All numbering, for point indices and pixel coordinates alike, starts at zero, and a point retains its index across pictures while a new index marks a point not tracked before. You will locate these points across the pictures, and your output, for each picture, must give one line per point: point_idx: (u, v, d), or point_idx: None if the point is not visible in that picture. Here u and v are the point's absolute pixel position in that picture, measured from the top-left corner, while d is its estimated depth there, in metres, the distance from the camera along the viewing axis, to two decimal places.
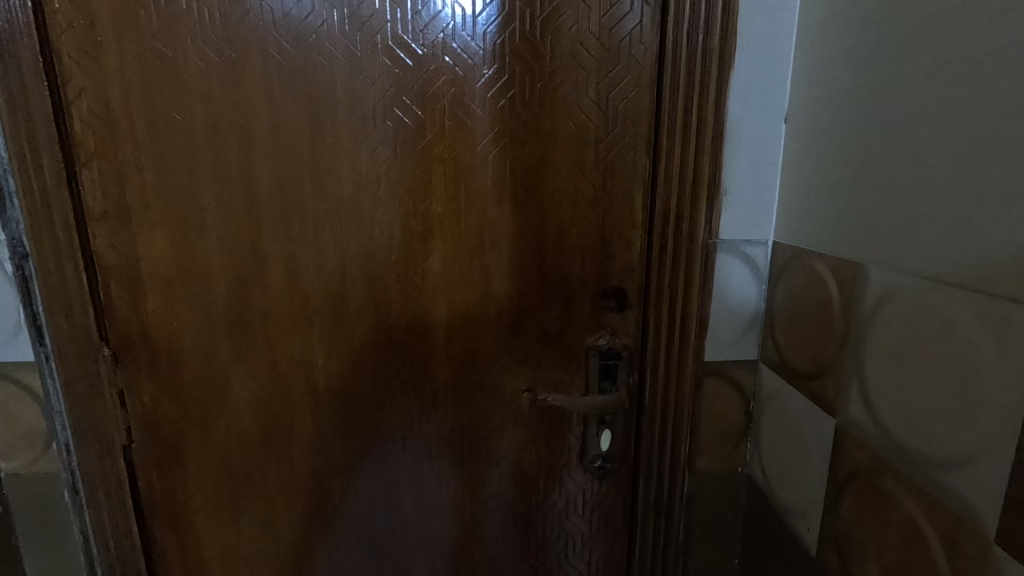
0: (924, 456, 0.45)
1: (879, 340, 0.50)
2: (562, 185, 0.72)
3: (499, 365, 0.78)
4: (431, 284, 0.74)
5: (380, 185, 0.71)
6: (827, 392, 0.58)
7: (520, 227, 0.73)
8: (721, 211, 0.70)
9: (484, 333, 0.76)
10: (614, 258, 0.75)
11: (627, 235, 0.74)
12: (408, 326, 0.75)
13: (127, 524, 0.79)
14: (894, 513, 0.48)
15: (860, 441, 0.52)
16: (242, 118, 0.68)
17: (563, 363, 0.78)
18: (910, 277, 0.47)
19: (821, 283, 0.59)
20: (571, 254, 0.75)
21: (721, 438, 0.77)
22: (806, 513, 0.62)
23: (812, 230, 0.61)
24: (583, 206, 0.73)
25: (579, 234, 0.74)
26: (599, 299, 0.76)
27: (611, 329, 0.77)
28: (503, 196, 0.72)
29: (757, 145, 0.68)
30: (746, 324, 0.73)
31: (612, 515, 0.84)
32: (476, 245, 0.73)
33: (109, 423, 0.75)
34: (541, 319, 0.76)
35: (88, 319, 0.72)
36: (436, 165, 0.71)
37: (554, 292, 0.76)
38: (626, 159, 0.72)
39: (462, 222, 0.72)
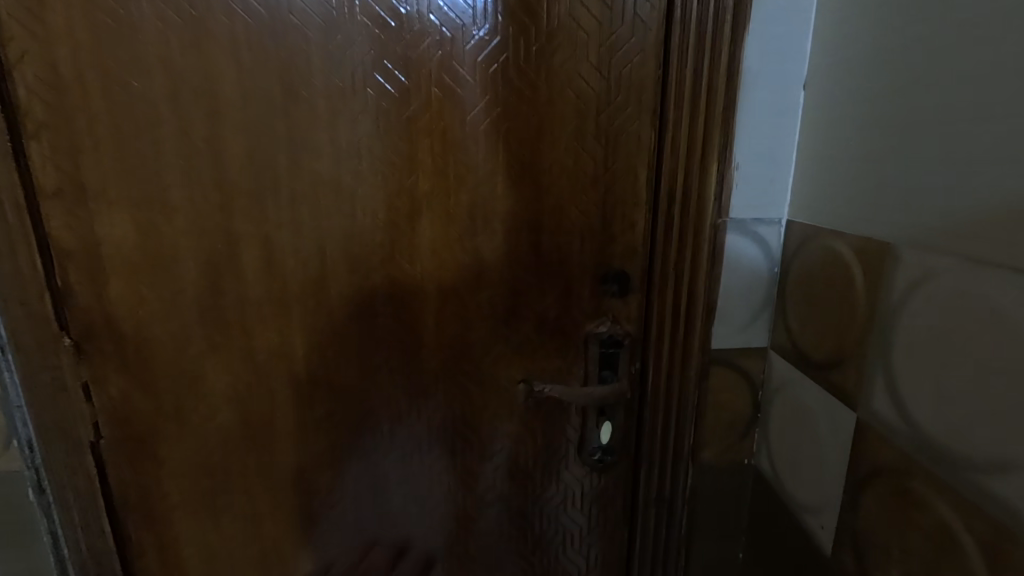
0: (961, 456, 0.41)
1: (910, 328, 0.46)
2: (560, 159, 0.66)
3: (493, 354, 0.73)
4: (419, 267, 0.69)
5: (361, 159, 0.65)
6: (847, 383, 0.54)
7: (514, 205, 0.68)
8: (732, 187, 0.64)
9: (476, 320, 0.71)
10: (617, 239, 0.70)
11: (630, 213, 0.69)
12: (395, 313, 0.70)
13: (99, 523, 0.74)
14: (923, 516, 0.44)
15: (885, 437, 0.48)
16: (207, 85, 0.61)
17: (561, 350, 0.74)
18: (950, 258, 0.42)
19: (841, 266, 0.54)
20: (570, 235, 0.69)
21: (727, 429, 0.73)
22: (821, 511, 0.59)
23: (834, 207, 0.56)
24: (583, 182, 0.67)
25: (578, 213, 0.68)
26: (599, 284, 0.71)
27: (612, 315, 0.72)
28: (496, 171, 0.66)
29: (773, 115, 0.63)
30: (756, 309, 0.68)
31: (612, 509, 0.80)
32: (467, 225, 0.68)
33: (75, 418, 0.70)
34: (537, 305, 0.71)
35: (45, 306, 0.66)
36: (423, 138, 0.65)
37: (551, 276, 0.70)
38: (629, 131, 0.66)
39: (452, 200, 0.67)
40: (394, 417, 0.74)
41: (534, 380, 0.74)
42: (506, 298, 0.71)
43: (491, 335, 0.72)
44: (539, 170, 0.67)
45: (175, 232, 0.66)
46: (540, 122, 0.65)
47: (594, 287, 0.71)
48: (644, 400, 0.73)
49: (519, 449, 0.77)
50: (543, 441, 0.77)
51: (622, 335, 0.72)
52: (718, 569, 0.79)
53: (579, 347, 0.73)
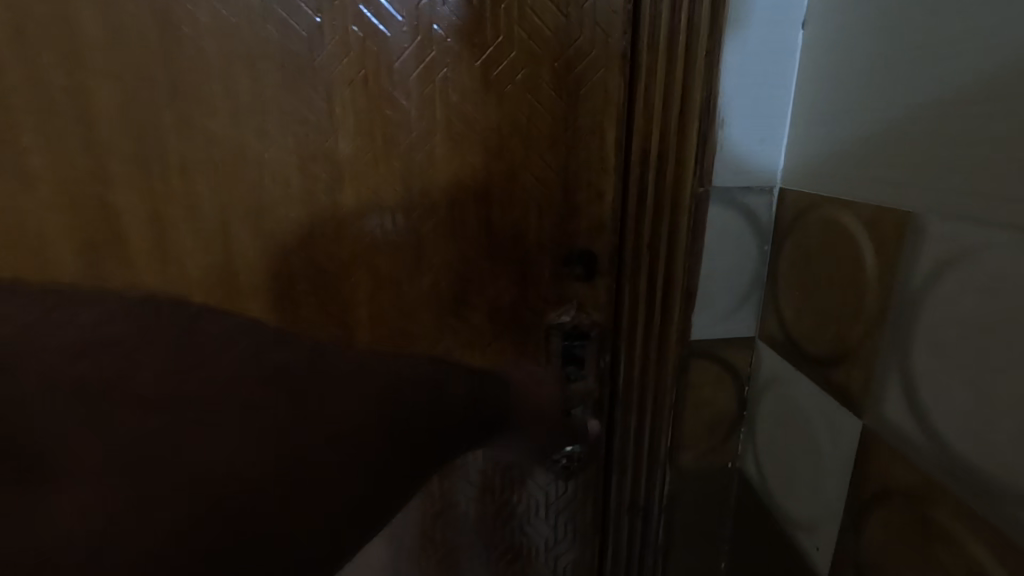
0: (1003, 485, 0.32)
1: (934, 319, 0.36)
2: (512, 116, 0.55)
3: (439, 350, 0.62)
4: (346, 248, 0.58)
5: (267, 117, 0.53)
6: (851, 385, 0.44)
7: (459, 173, 0.56)
8: (717, 149, 0.54)
9: (417, 309, 0.61)
10: (581, 212, 0.59)
11: (596, 180, 0.58)
12: (320, 302, 0.59)
13: None
14: (947, 555, 0.36)
15: (899, 453, 0.39)
16: (62, 23, 0.49)
17: (520, 343, 0.63)
18: (996, 232, 0.32)
19: (846, 244, 0.45)
20: (526, 207, 0.58)
21: (708, 430, 0.64)
22: (816, 529, 0.50)
23: (838, 170, 0.46)
24: (540, 144, 0.56)
25: (535, 182, 0.58)
26: (561, 265, 0.61)
27: (578, 302, 0.62)
28: (435, 131, 0.55)
29: (766, 61, 0.52)
30: (743, 294, 0.59)
31: (582, 517, 0.71)
32: (403, 197, 0.57)
33: None
34: (490, 290, 0.61)
35: None
36: (344, 89, 0.53)
37: (505, 256, 0.60)
38: (595, 80, 0.55)
39: (383, 167, 0.55)
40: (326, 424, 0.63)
41: (488, 377, 0.64)
42: (452, 282, 0.60)
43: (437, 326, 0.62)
44: (488, 129, 0.55)
45: (38, 209, 0.53)
46: (486, 71, 0.54)
47: (557, 268, 0.61)
48: (614, 398, 0.64)
49: (475, 454, 0.67)
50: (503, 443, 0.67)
51: (589, 325, 0.63)
52: None
53: (540, 340, 0.63)
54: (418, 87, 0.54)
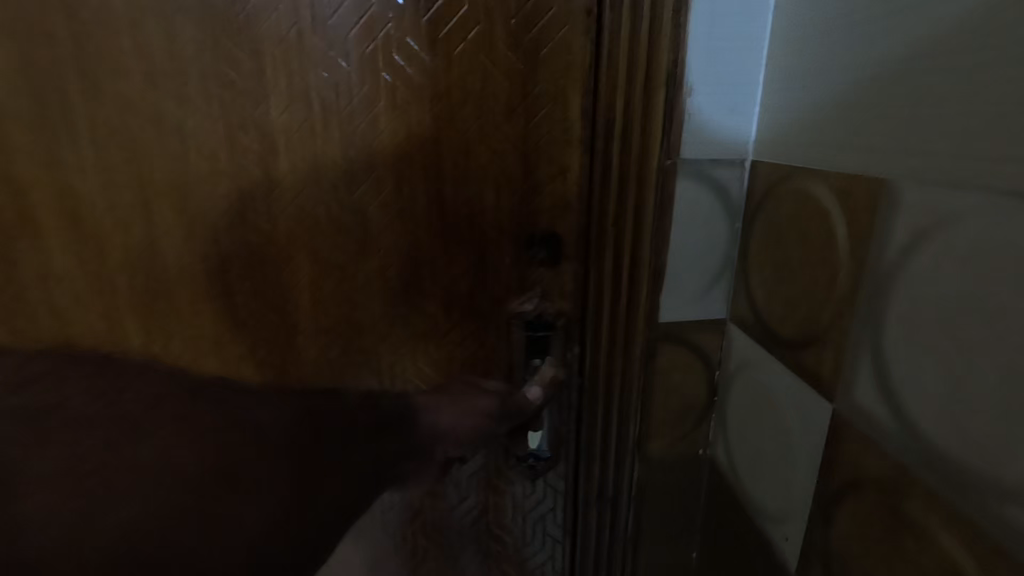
0: (988, 479, 0.29)
1: (911, 296, 0.33)
2: (465, 79, 0.52)
3: (391, 341, 0.61)
4: (289, 223, 0.56)
5: (206, 84, 0.50)
6: (823, 371, 0.41)
7: (411, 149, 0.54)
8: (684, 118, 0.50)
9: (364, 292, 0.59)
10: (543, 190, 0.56)
11: (562, 160, 0.55)
12: (270, 286, 0.57)
13: None
14: (922, 552, 0.33)
15: (873, 443, 0.36)
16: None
17: (479, 329, 0.62)
18: (982, 199, 0.29)
19: (819, 219, 0.42)
20: (484, 189, 0.56)
21: (678, 417, 0.62)
22: (786, 520, 0.48)
23: (812, 137, 0.43)
24: (497, 113, 0.54)
25: (491, 157, 0.55)
26: (524, 248, 0.59)
27: (541, 288, 0.60)
28: (382, 101, 0.52)
29: (737, 22, 0.48)
30: (713, 275, 0.56)
31: (556, 519, 0.68)
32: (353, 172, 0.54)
33: None
34: (445, 274, 0.59)
35: None
36: (284, 53, 0.50)
37: (460, 238, 0.58)
38: (554, 50, 0.51)
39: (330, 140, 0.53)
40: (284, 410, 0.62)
41: (447, 366, 0.63)
42: (403, 264, 0.58)
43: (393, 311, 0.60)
44: (439, 103, 0.53)
45: None
46: (432, 34, 0.51)
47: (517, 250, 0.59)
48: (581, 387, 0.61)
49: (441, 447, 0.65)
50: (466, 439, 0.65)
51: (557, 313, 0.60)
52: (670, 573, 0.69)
53: (500, 328, 0.61)
54: (365, 52, 0.51)
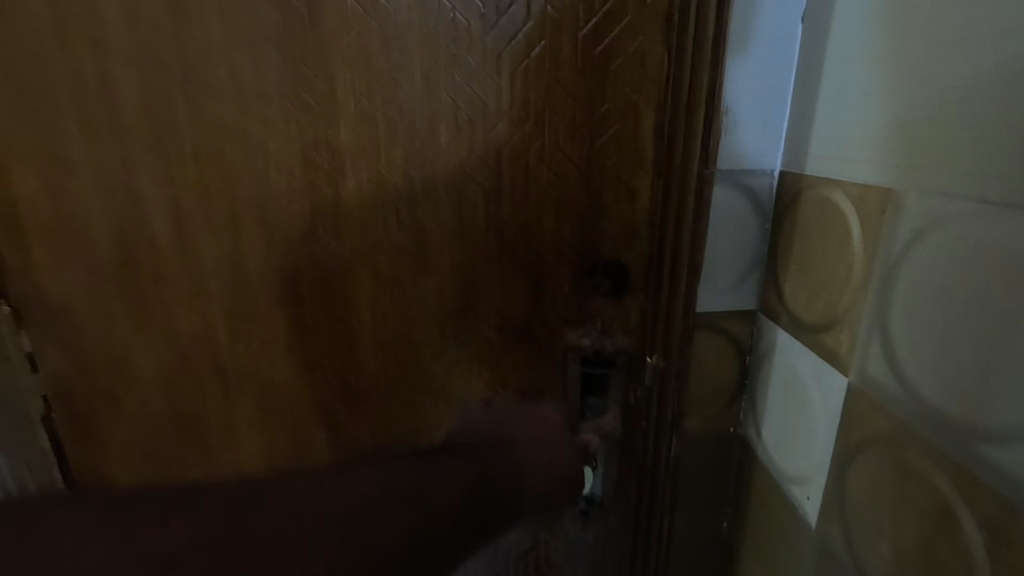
0: (967, 426, 0.36)
1: (911, 283, 0.40)
2: (531, 100, 0.61)
3: (448, 358, 0.71)
4: (366, 230, 0.65)
5: (315, 103, 0.60)
6: (840, 348, 0.49)
7: (484, 163, 0.63)
8: (721, 134, 0.58)
9: (426, 299, 0.68)
10: (607, 217, 0.66)
11: (625, 187, 0.65)
12: (364, 280, 0.67)
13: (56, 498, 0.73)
14: (916, 491, 0.40)
15: (878, 405, 0.44)
16: (134, 20, 0.56)
17: (542, 354, 0.72)
18: (964, 203, 0.36)
19: (838, 221, 0.49)
20: (547, 212, 0.66)
21: (712, 398, 0.69)
22: (808, 481, 0.55)
23: (833, 153, 0.50)
24: (562, 133, 0.62)
25: (552, 177, 0.64)
26: (586, 280, 0.69)
27: (602, 323, 0.70)
28: (461, 116, 0.61)
29: (768, 52, 0.56)
30: (745, 270, 0.64)
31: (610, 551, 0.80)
32: (433, 182, 0.64)
33: (21, 391, 0.69)
34: (517, 304, 0.69)
35: None
36: (382, 78, 0.59)
37: (525, 264, 0.68)
38: (613, 85, 0.61)
39: (416, 153, 0.62)
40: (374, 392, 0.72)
41: (514, 380, 0.73)
42: (480, 297, 0.69)
43: (471, 336, 0.70)
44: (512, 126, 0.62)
45: (104, 197, 0.63)
46: (504, 61, 0.60)
47: (579, 283, 0.69)
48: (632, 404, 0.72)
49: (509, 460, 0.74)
50: (532, 454, 0.74)
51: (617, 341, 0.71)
52: (703, 541, 0.76)
53: (561, 356, 0.72)
54: (439, 79, 0.60)
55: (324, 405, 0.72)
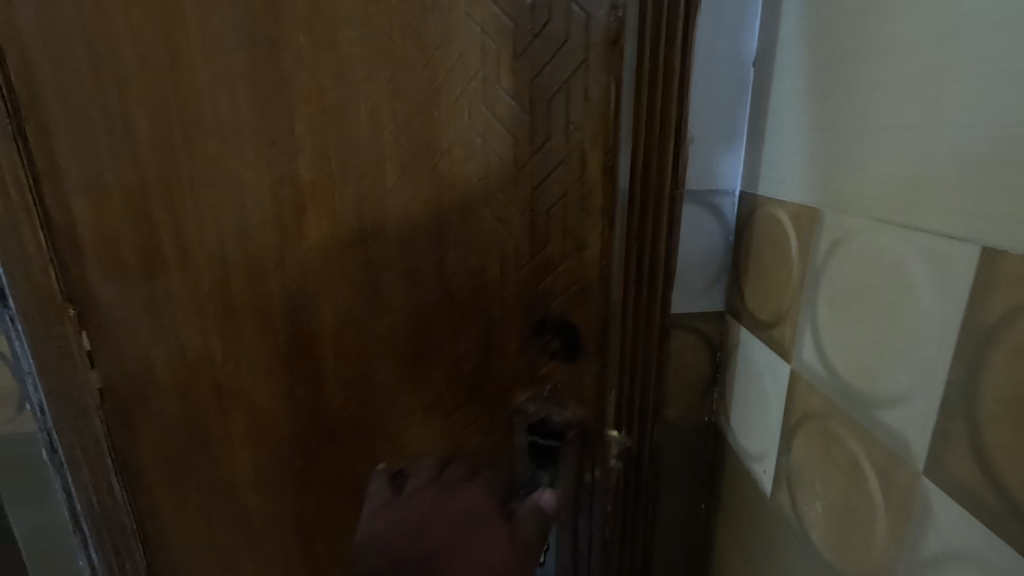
0: (868, 396, 0.45)
1: (831, 284, 0.50)
2: (466, 165, 0.71)
3: (404, 402, 0.82)
4: (333, 262, 0.75)
5: (331, 137, 0.70)
6: (785, 340, 0.58)
7: (430, 221, 0.74)
8: (688, 159, 0.68)
9: (386, 335, 0.79)
10: (550, 282, 0.76)
11: (572, 238, 0.74)
12: (329, 316, 0.78)
13: (108, 481, 0.82)
14: (839, 452, 0.49)
15: (812, 385, 0.53)
16: (194, 71, 0.67)
17: (493, 412, 0.83)
18: (862, 219, 0.45)
19: (782, 233, 0.59)
20: (491, 268, 0.76)
21: (688, 389, 0.78)
22: (764, 457, 0.64)
23: (777, 176, 0.60)
24: (499, 196, 0.72)
25: (494, 236, 0.74)
26: (534, 347, 0.79)
27: (550, 388, 0.81)
28: (402, 155, 0.71)
29: (725, 90, 0.66)
30: (713, 276, 0.73)
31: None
32: (387, 222, 0.74)
33: (80, 385, 0.78)
34: (469, 357, 0.80)
35: (49, 278, 0.73)
36: (343, 116, 0.69)
37: (473, 323, 0.78)
38: (560, 146, 0.70)
39: (371, 185, 0.72)
40: (340, 427, 0.83)
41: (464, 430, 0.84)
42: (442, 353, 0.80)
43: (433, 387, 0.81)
44: (460, 190, 0.72)
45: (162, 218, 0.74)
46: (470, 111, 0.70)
47: (532, 342, 0.79)
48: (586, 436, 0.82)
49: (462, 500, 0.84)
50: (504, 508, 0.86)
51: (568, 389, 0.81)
52: (684, 520, 0.85)
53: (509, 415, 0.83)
54: (430, 118, 0.70)
55: (302, 434, 0.83)
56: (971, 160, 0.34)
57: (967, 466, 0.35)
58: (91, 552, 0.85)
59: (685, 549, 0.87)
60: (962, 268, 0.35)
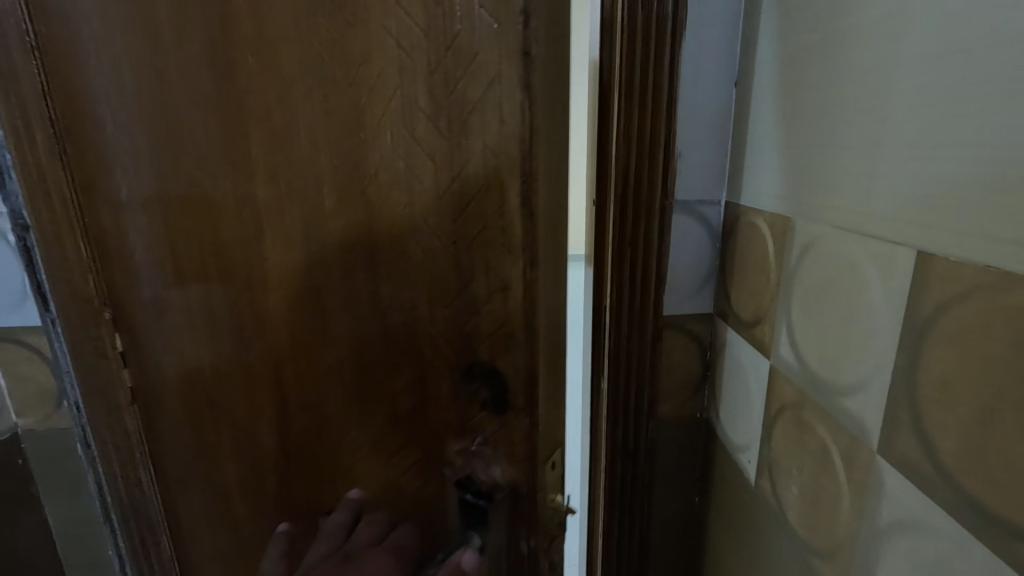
0: (835, 386, 0.49)
1: (803, 285, 0.55)
2: (392, 188, 0.70)
3: (349, 435, 0.83)
4: (285, 282, 0.77)
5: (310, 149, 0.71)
6: (765, 337, 0.64)
7: (362, 249, 0.74)
8: (677, 173, 0.74)
9: (333, 365, 0.80)
10: (482, 310, 0.72)
11: (496, 276, 0.70)
12: (286, 343, 0.79)
13: (136, 474, 0.84)
14: (811, 439, 0.54)
15: (788, 379, 0.58)
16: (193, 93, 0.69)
17: (427, 458, 0.82)
18: (827, 228, 0.51)
19: (761, 240, 0.64)
20: (422, 300, 0.75)
21: (679, 386, 0.84)
22: (749, 448, 0.69)
23: (757, 188, 0.65)
24: (425, 216, 0.71)
25: (422, 263, 0.73)
26: (464, 382, 0.76)
27: (483, 434, 0.77)
28: (337, 178, 0.71)
29: (710, 110, 0.72)
30: (702, 280, 0.79)
31: None
32: (326, 250, 0.75)
33: (114, 384, 0.80)
34: (406, 396, 0.79)
35: (87, 284, 0.76)
36: (291, 137, 0.71)
37: (406, 359, 0.78)
38: (479, 169, 0.66)
39: (314, 210, 0.73)
40: (300, 453, 0.84)
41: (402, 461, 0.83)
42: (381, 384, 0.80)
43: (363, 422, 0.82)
44: (391, 222, 0.72)
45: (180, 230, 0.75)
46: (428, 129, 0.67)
47: (462, 387, 0.77)
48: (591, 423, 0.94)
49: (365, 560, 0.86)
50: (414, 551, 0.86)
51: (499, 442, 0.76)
52: (678, 513, 0.90)
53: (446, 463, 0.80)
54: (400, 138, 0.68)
55: (259, 465, 0.85)
56: (904, 177, 0.40)
57: (911, 443, 0.40)
58: (119, 544, 0.89)
59: (680, 539, 0.92)
60: (902, 271, 0.41)
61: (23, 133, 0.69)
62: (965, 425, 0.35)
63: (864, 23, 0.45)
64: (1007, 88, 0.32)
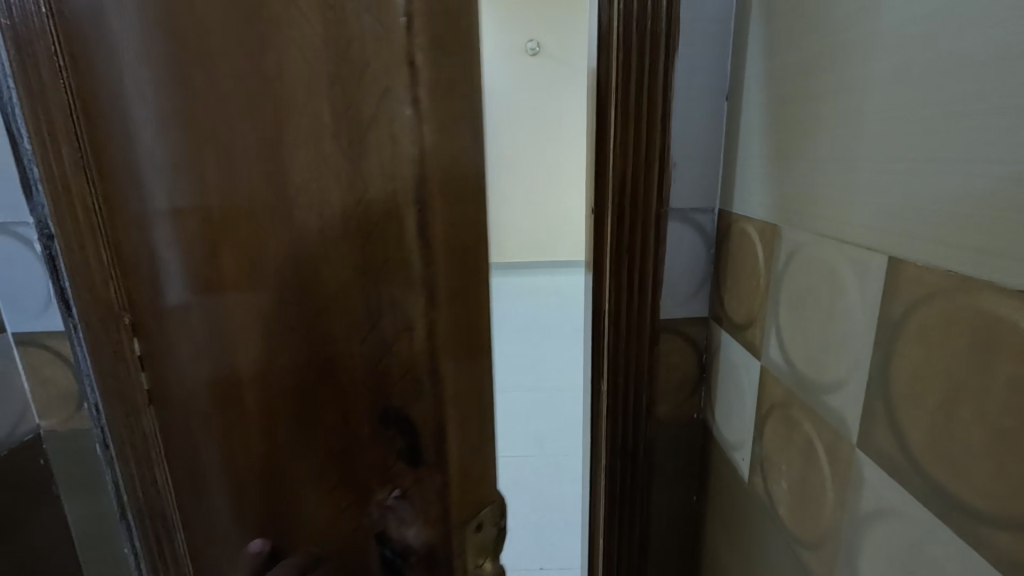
0: (819, 384, 0.52)
1: (789, 289, 0.58)
2: (307, 157, 0.50)
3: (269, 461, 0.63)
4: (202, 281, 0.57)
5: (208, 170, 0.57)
6: (756, 339, 0.67)
7: (273, 268, 0.55)
8: (672, 182, 0.78)
9: (244, 369, 0.60)
10: (396, 347, 0.54)
11: (399, 316, 0.53)
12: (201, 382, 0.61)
13: (161, 502, 0.67)
14: (798, 435, 0.56)
15: (776, 378, 0.61)
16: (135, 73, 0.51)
17: (354, 500, 0.62)
18: (810, 235, 0.54)
19: (751, 246, 0.67)
20: (324, 317, 0.56)
21: (676, 387, 0.87)
22: (742, 446, 0.71)
23: (747, 197, 0.68)
24: (342, 224, 0.52)
25: (334, 275, 0.54)
26: (381, 422, 0.57)
27: (402, 486, 0.59)
28: (258, 124, 0.50)
29: (702, 122, 0.76)
30: (697, 285, 0.82)
31: None
32: (271, 260, 0.55)
33: (136, 391, 0.62)
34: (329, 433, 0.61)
35: (112, 294, 0.58)
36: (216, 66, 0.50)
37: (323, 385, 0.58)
38: (378, 188, 0.49)
39: (229, 168, 0.53)
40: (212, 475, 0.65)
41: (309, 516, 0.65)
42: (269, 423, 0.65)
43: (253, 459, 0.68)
44: (324, 221, 0.52)
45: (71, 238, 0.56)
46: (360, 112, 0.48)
47: (381, 432, 0.58)
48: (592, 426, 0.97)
49: None
50: None
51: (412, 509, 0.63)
52: (677, 510, 0.93)
53: (368, 509, 0.62)
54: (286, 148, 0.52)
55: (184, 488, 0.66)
56: (880, 190, 0.43)
57: (887, 437, 0.43)
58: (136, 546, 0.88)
59: (680, 537, 0.95)
60: (876, 276, 0.44)
61: (40, 131, 0.53)
62: (932, 417, 0.38)
63: (843, 45, 0.48)
64: (970, 110, 0.35)
